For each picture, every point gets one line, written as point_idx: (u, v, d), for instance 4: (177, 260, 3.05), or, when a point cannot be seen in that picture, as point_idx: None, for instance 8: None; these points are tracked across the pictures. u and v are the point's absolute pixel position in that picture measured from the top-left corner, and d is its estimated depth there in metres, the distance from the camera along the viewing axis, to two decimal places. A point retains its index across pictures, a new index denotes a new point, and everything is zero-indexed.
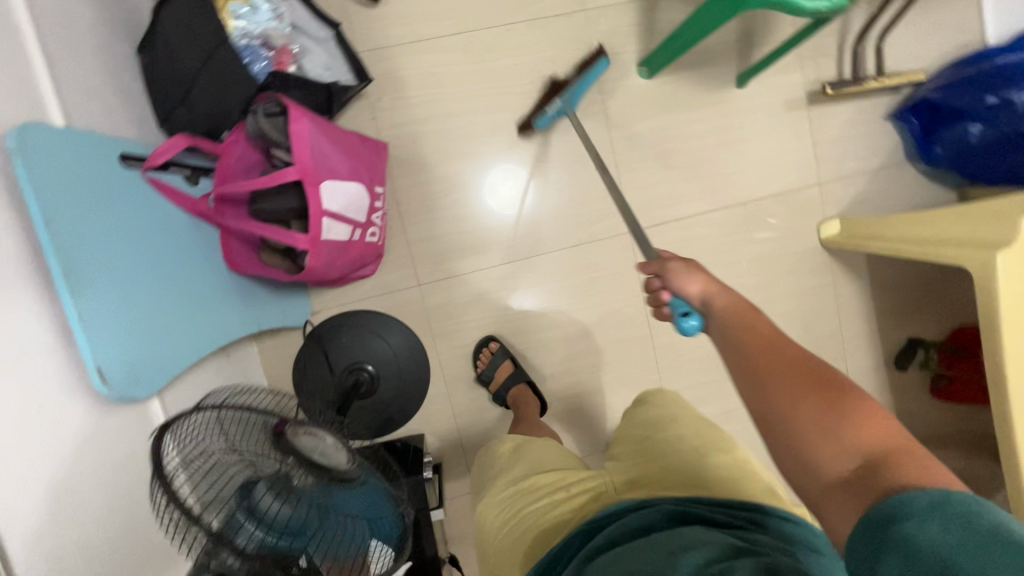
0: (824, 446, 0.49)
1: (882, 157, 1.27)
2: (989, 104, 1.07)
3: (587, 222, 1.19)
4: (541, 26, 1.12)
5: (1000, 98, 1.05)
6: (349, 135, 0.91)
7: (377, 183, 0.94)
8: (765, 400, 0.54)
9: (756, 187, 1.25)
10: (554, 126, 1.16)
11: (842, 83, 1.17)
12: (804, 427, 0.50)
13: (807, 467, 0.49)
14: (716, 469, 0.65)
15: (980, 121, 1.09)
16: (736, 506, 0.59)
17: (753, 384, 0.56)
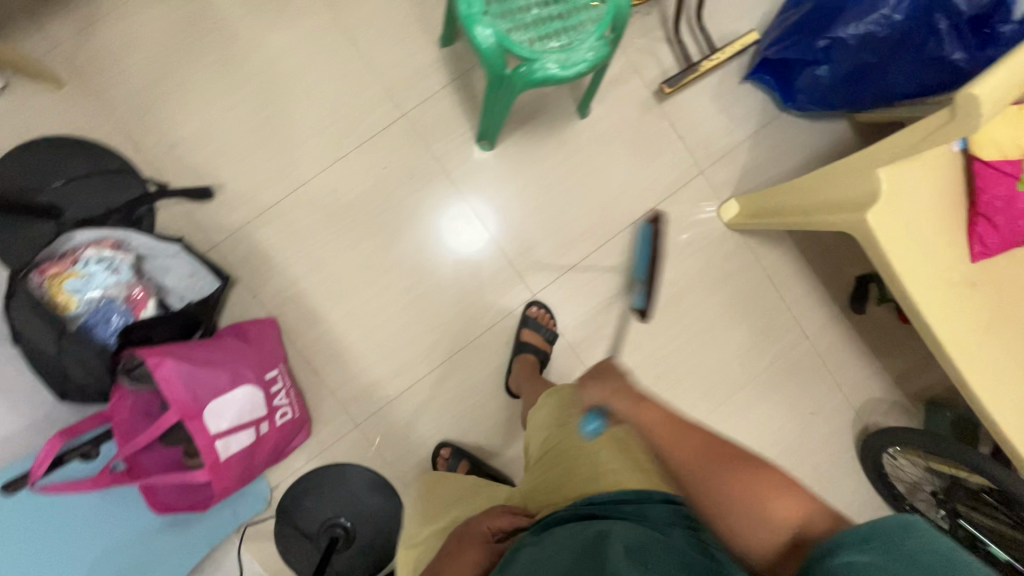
0: (778, 487, 0.58)
1: (753, 120, 1.23)
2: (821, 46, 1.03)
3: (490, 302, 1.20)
4: (372, 147, 1.14)
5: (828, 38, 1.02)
6: (220, 343, 0.97)
7: (265, 370, 0.99)
8: (715, 487, 0.60)
9: (640, 201, 1.23)
10: (421, 229, 1.17)
11: (677, 77, 1.15)
12: (737, 491, 0.59)
13: (756, 520, 0.58)
14: (609, 460, 0.71)
15: (822, 62, 1.05)
16: (626, 499, 0.65)
17: (714, 471, 0.61)
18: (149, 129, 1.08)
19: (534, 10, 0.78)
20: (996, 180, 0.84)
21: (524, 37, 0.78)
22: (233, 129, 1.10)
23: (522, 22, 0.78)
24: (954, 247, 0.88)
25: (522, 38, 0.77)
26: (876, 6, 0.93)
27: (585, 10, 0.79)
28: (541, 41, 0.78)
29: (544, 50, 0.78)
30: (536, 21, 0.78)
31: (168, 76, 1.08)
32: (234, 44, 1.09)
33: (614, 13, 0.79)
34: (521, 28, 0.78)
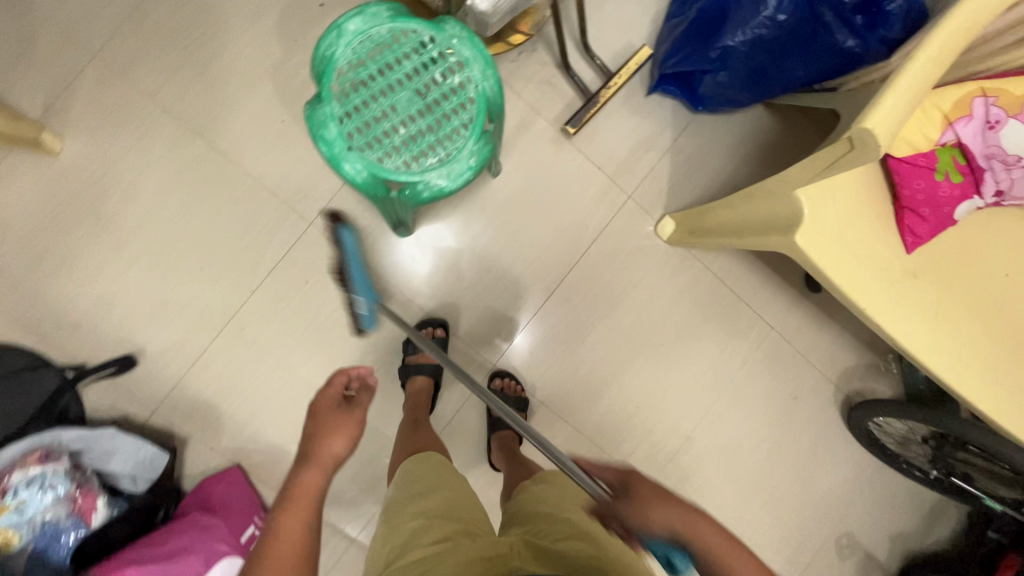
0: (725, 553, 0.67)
1: (668, 130, 1.18)
2: (714, 56, 0.98)
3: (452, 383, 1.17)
4: (288, 265, 1.07)
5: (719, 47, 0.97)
6: (183, 523, 0.94)
7: (239, 533, 0.98)
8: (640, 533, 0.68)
9: (576, 241, 1.19)
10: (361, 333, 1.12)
11: (579, 115, 1.09)
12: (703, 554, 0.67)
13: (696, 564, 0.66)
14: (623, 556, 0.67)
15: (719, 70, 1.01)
16: None
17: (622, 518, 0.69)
18: (47, 314, 1.00)
19: (402, 129, 0.72)
20: (914, 173, 0.81)
21: (400, 160, 0.72)
22: (136, 287, 1.03)
23: (394, 145, 0.72)
24: (888, 244, 0.86)
25: (400, 163, 0.72)
26: (759, 8, 0.90)
27: (456, 113, 0.73)
28: (420, 160, 0.73)
29: (425, 168, 0.73)
30: (408, 139, 0.72)
31: (50, 253, 1.00)
32: (109, 199, 1.01)
33: (485, 104, 0.73)
34: (394, 153, 0.72)
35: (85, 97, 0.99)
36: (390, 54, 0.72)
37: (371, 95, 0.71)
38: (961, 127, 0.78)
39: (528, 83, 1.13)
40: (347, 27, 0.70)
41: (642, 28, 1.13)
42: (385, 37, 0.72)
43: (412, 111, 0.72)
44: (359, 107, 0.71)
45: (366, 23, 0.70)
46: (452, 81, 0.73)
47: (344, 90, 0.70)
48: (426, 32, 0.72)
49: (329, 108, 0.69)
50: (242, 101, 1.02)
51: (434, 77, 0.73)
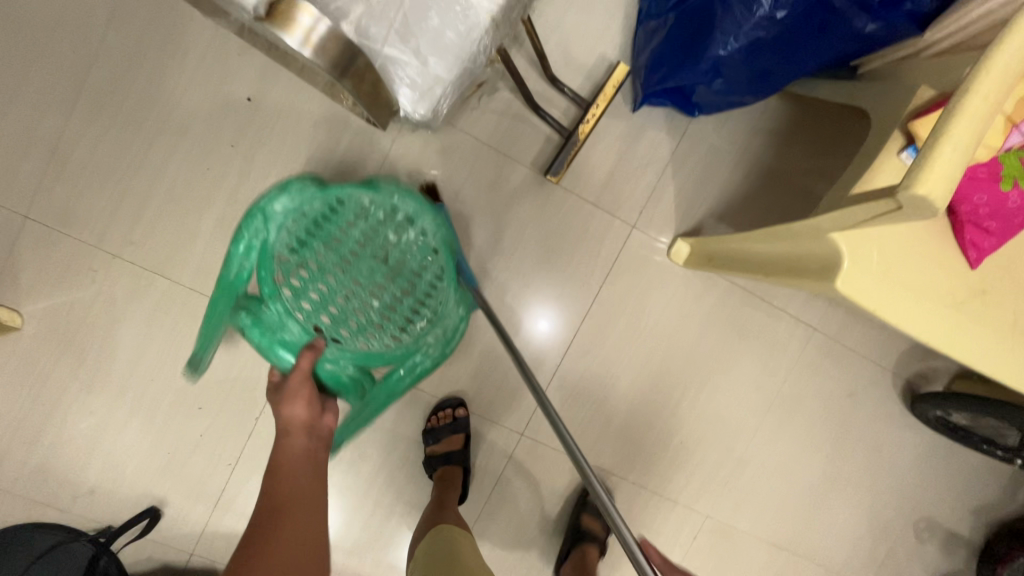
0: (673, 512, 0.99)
1: (664, 144, 1.04)
2: (704, 70, 0.83)
3: (484, 461, 1.11)
4: None
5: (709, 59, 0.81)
6: None
7: None
8: None
9: (585, 288, 1.07)
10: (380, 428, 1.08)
11: (560, 157, 0.97)
12: None
13: None
14: None
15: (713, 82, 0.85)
16: None
17: None
18: (59, 486, 0.98)
19: (370, 301, 0.88)
20: (973, 186, 0.67)
21: (374, 337, 0.89)
22: (140, 441, 0.99)
23: (370, 319, 0.88)
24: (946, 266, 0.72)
25: (368, 338, 0.89)
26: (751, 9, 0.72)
27: (421, 265, 0.88)
28: (405, 331, 0.89)
29: (415, 340, 0.89)
30: (379, 310, 0.88)
31: (45, 427, 0.96)
32: (87, 360, 0.96)
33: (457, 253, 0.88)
34: (367, 330, 0.89)
35: (33, 262, 0.92)
36: (326, 228, 0.86)
37: (320, 276, 0.87)
38: None
39: (495, 130, 1.00)
40: (274, 207, 0.85)
41: (613, 37, 0.98)
42: (318, 209, 0.86)
43: (374, 278, 0.88)
44: (310, 292, 0.87)
45: (292, 205, 0.85)
46: (405, 236, 0.88)
47: (292, 283, 0.86)
48: (365, 195, 0.86)
49: (279, 305, 0.87)
50: (195, 227, 0.94)
51: (383, 235, 0.87)
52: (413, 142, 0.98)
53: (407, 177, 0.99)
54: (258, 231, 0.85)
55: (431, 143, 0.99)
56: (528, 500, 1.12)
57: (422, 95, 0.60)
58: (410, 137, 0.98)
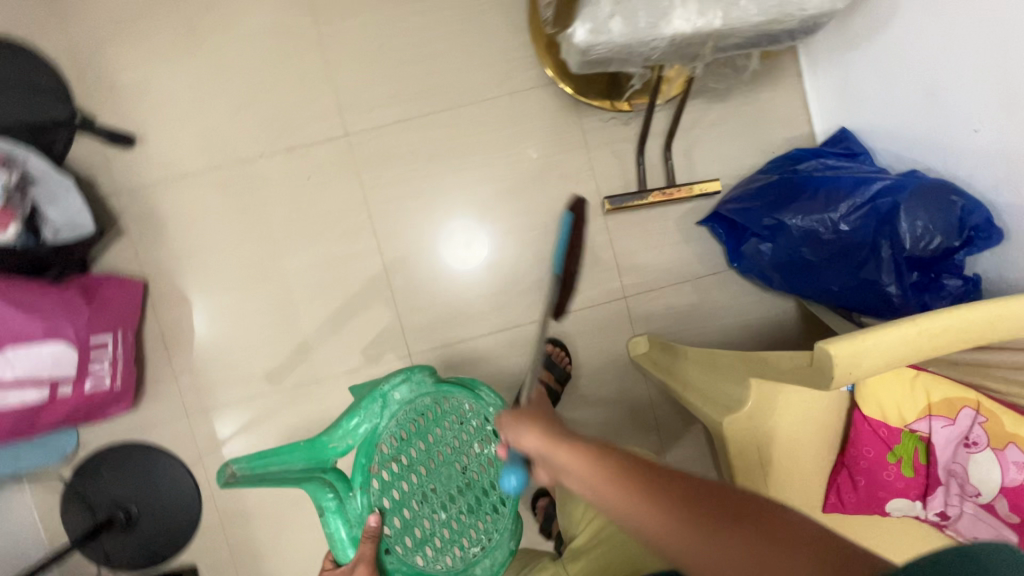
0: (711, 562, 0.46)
1: (695, 266, 1.16)
2: (766, 224, 0.95)
3: (364, 347, 1.14)
4: (304, 154, 1.11)
5: (776, 220, 0.93)
6: (65, 293, 0.94)
7: (95, 333, 0.96)
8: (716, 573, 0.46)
9: (553, 303, 1.16)
10: (323, 249, 1.12)
11: (623, 197, 1.09)
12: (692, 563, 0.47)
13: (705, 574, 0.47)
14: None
15: (765, 240, 0.97)
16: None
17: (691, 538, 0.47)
18: (95, 61, 1.08)
19: (438, 512, 0.95)
20: (869, 439, 0.73)
21: (430, 555, 0.95)
22: (177, 91, 1.10)
23: (449, 543, 0.95)
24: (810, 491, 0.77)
25: (424, 553, 0.95)
26: (825, 207, 0.89)
27: (489, 482, 0.97)
28: (462, 554, 0.95)
29: (471, 560, 0.95)
30: (443, 522, 0.95)
31: (132, 20, 1.08)
32: (205, 9, 1.09)
33: None
34: (426, 542, 0.95)
35: None
36: (424, 424, 0.95)
37: (405, 472, 0.94)
38: (939, 426, 0.70)
39: (601, 144, 1.13)
40: (394, 396, 0.92)
41: (726, 165, 1.14)
42: (426, 402, 0.95)
43: (448, 488, 0.96)
44: (394, 489, 0.93)
45: (409, 394, 0.93)
46: (485, 449, 0.97)
47: (382, 475, 0.93)
48: (464, 399, 0.96)
49: (364, 496, 0.91)
50: (361, 8, 1.10)
51: (471, 445, 0.97)
52: (542, 98, 1.13)
53: (517, 113, 1.13)
54: (373, 412, 0.92)
55: (553, 110, 1.13)
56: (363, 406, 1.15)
57: (592, 32, 0.73)
58: (544, 93, 1.13)
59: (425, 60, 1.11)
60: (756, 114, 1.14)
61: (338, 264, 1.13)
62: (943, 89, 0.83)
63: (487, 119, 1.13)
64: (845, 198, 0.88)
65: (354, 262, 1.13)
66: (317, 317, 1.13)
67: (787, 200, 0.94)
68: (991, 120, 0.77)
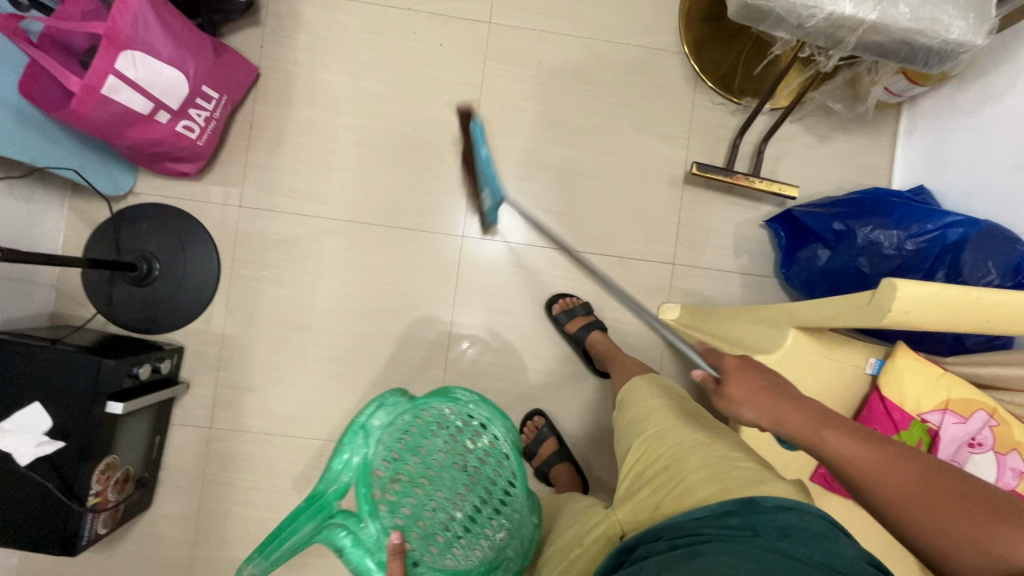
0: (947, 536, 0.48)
1: (747, 262, 1.21)
2: (834, 229, 1.01)
3: (424, 212, 1.19)
4: (445, 23, 1.19)
5: (845, 227, 1.00)
6: (199, 37, 0.97)
7: (206, 83, 1.00)
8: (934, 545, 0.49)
9: (607, 243, 1.21)
10: (425, 111, 1.19)
11: (712, 167, 1.14)
12: (919, 514, 0.50)
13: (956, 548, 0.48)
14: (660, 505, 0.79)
15: (827, 245, 1.03)
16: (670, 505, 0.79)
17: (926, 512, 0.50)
18: None
19: (453, 517, 0.90)
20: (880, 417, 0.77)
21: (459, 552, 0.89)
22: None
23: (462, 550, 0.89)
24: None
25: (454, 552, 0.89)
26: (896, 226, 0.95)
27: (491, 474, 0.90)
28: (480, 551, 0.89)
29: (496, 554, 0.89)
30: (459, 522, 0.90)
31: None
32: None
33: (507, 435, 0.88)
34: (450, 548, 0.89)
35: None
36: (415, 437, 0.90)
37: (409, 488, 0.90)
38: (950, 421, 0.74)
39: (703, 123, 1.21)
40: (373, 422, 0.87)
41: (806, 184, 1.21)
42: (406, 419, 0.89)
43: (454, 489, 0.91)
44: (405, 510, 0.89)
45: (387, 416, 0.87)
46: (478, 443, 0.90)
47: (387, 496, 0.88)
48: (444, 405, 0.89)
49: (375, 522, 0.86)
50: None
51: (462, 444, 0.90)
52: (669, 63, 1.21)
53: (641, 66, 1.21)
54: (357, 445, 0.86)
55: (674, 77, 1.21)
56: (401, 264, 1.18)
57: None
58: (671, 60, 1.21)
59: None
60: (850, 150, 1.21)
61: (433, 129, 1.19)
62: None
63: (614, 60, 1.20)
64: (916, 223, 0.94)
65: (447, 133, 1.19)
66: (394, 167, 1.18)
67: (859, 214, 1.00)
68: None
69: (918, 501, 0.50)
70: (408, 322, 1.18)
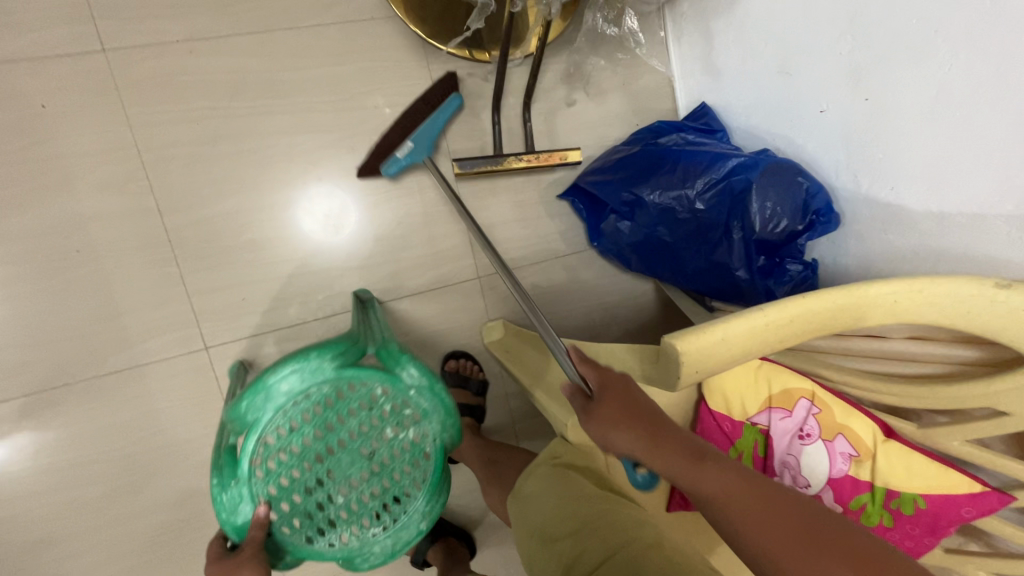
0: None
1: (557, 244, 1.05)
2: (624, 200, 0.87)
3: (137, 336, 0.88)
4: (39, 71, 0.80)
5: (634, 195, 0.86)
6: None
7: None
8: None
9: (393, 282, 0.98)
10: (71, 205, 0.83)
11: (475, 161, 0.93)
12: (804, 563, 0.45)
13: None
14: None
15: (623, 217, 0.90)
16: None
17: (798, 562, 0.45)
18: None
19: (333, 496, 0.62)
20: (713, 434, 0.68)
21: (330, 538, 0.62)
22: None
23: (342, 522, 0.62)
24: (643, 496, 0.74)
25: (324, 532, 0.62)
26: (681, 184, 0.82)
27: (402, 474, 0.64)
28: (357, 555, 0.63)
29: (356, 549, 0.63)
30: (338, 507, 0.62)
31: None
32: None
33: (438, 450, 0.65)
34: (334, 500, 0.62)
35: None
36: (326, 411, 0.59)
37: (292, 463, 0.59)
38: (777, 417, 0.67)
39: (452, 97, 0.96)
40: (280, 387, 0.56)
41: (591, 133, 1.03)
42: (324, 393, 0.58)
43: (347, 477, 0.62)
44: (281, 478, 0.59)
45: (303, 384, 0.56)
46: (402, 436, 0.63)
47: (267, 464, 0.58)
48: (377, 381, 0.61)
49: (246, 486, 0.58)
50: None
51: (378, 436, 0.62)
52: (382, 34, 0.93)
53: (349, 48, 0.92)
54: (257, 405, 0.56)
55: (395, 51, 0.94)
56: (138, 413, 0.88)
57: None
58: (383, 30, 0.93)
59: None
60: (625, 78, 1.04)
61: (94, 226, 0.84)
62: (798, 65, 0.80)
63: (308, 52, 0.90)
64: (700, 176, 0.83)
65: (120, 223, 0.85)
66: (62, 296, 0.84)
67: (643, 173, 0.86)
68: (837, 99, 0.75)
69: (763, 534, 0.47)
70: (183, 474, 0.92)
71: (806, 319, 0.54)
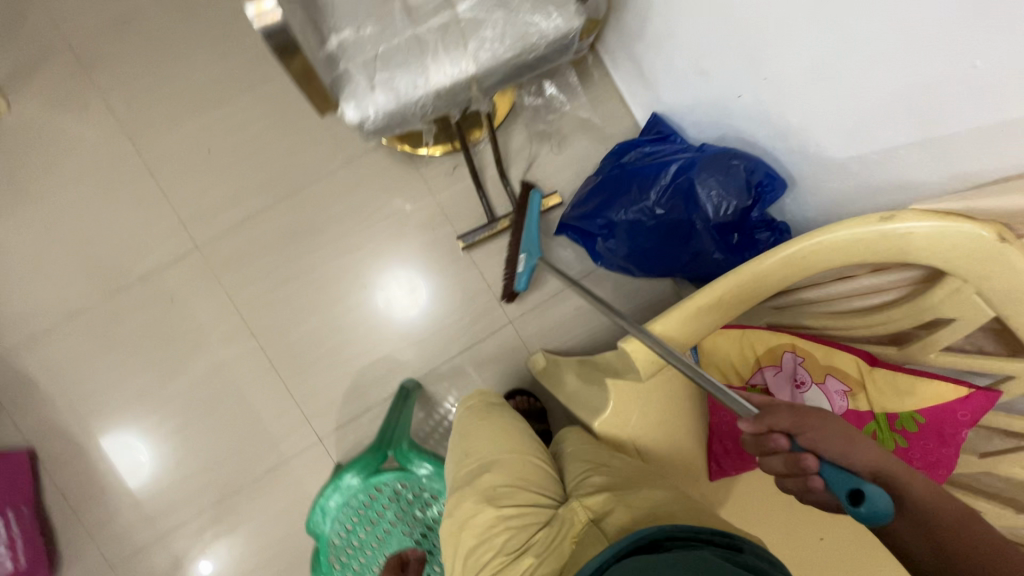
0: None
1: (569, 274, 1.19)
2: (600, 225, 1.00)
3: (272, 444, 1.14)
4: (164, 277, 1.12)
5: (605, 219, 0.99)
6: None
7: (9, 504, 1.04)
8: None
9: (445, 347, 1.18)
10: (207, 362, 1.13)
11: (474, 233, 1.14)
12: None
13: None
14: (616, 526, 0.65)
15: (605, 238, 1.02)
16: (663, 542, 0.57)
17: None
18: None
19: None
20: None
21: None
22: (19, 252, 1.10)
23: None
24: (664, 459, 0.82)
25: None
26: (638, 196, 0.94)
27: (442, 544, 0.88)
28: None
29: None
30: None
31: None
32: (26, 169, 1.10)
33: None
34: None
35: (46, 80, 1.10)
36: (369, 510, 0.88)
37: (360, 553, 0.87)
38: (770, 375, 0.74)
39: (446, 187, 1.17)
40: (330, 503, 0.86)
41: (567, 174, 1.18)
42: (362, 496, 0.88)
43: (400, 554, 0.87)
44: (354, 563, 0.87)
45: (343, 496, 0.86)
46: (430, 513, 0.89)
47: (341, 560, 0.87)
48: (395, 479, 0.88)
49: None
50: (180, 122, 1.11)
51: (412, 518, 0.88)
52: (378, 160, 1.16)
53: (359, 180, 1.16)
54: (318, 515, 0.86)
55: (392, 168, 1.17)
56: (288, 502, 1.14)
57: (361, 110, 0.78)
58: (379, 156, 1.16)
59: (258, 155, 1.13)
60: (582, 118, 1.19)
61: (224, 371, 1.14)
62: (708, 65, 0.90)
63: (330, 194, 1.15)
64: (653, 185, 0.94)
65: (240, 364, 1.14)
66: (217, 428, 1.13)
67: (608, 198, 0.99)
68: (746, 85, 0.84)
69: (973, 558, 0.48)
70: None
71: (728, 298, 0.67)
